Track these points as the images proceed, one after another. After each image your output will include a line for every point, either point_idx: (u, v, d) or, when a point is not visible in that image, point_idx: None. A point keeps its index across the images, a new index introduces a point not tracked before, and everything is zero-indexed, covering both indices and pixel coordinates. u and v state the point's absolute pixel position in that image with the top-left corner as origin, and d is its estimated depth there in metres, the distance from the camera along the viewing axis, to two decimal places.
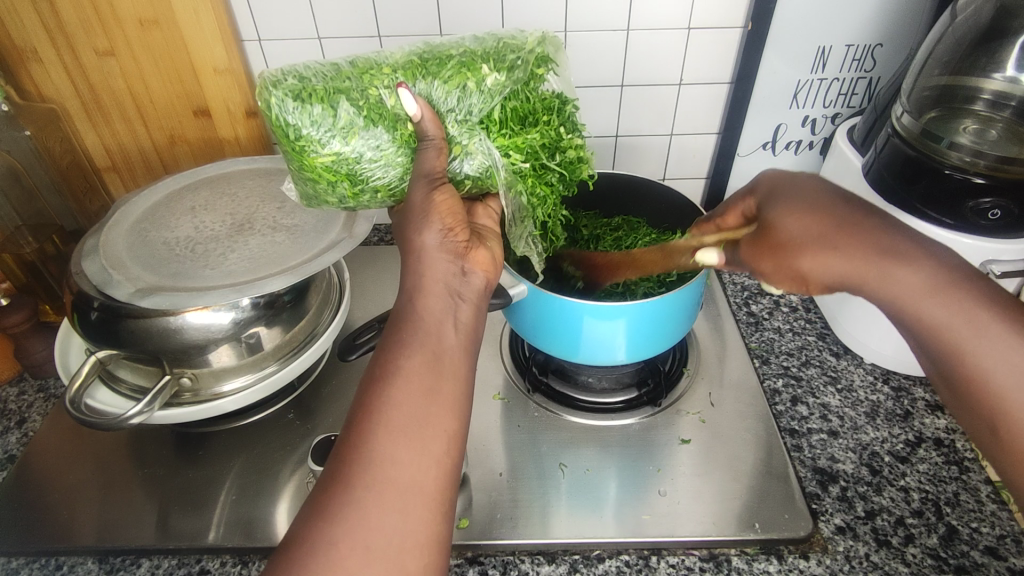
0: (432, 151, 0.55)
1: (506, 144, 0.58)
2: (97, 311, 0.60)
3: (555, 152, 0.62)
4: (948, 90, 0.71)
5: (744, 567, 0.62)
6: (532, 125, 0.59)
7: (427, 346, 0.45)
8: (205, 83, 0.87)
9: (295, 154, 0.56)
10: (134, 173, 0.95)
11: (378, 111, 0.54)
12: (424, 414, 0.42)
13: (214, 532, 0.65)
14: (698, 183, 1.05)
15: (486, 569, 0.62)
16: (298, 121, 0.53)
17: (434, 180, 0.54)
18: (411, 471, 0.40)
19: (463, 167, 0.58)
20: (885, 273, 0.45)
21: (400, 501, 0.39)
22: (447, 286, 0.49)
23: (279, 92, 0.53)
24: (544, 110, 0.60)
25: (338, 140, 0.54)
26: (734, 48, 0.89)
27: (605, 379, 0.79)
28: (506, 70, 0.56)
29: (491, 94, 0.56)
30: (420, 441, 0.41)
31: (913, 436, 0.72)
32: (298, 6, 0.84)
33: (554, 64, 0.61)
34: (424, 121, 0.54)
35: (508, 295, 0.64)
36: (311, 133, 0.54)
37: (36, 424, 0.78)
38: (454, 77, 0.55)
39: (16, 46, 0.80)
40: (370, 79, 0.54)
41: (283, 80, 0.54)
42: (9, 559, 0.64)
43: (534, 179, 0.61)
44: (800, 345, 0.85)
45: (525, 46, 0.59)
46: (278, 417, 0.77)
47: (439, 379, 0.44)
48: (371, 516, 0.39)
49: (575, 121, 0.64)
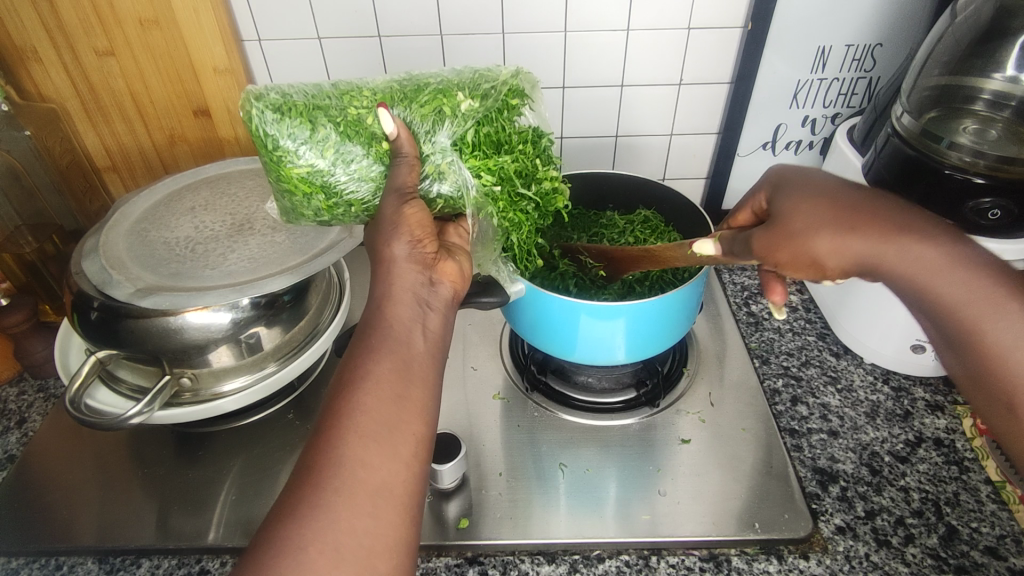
0: (404, 168, 0.53)
1: (478, 166, 0.57)
2: (97, 310, 0.60)
3: (532, 181, 0.61)
4: (948, 90, 0.71)
5: (744, 567, 0.61)
6: (506, 151, 0.59)
7: (397, 352, 0.45)
8: (205, 82, 0.87)
9: (273, 165, 0.56)
10: (134, 173, 0.95)
11: (355, 127, 0.54)
12: (393, 418, 0.42)
13: (214, 532, 0.65)
14: (699, 183, 1.05)
15: (486, 569, 0.62)
16: (276, 132, 0.53)
17: (405, 194, 0.53)
18: (380, 475, 0.40)
19: (436, 187, 0.58)
20: (901, 251, 0.43)
21: (370, 504, 0.39)
22: (416, 294, 0.48)
23: (260, 104, 0.54)
24: (520, 140, 0.60)
25: (313, 154, 0.54)
26: (734, 48, 0.89)
27: (605, 379, 0.79)
28: (479, 98, 0.57)
29: (465, 118, 0.56)
30: (389, 445, 0.41)
31: (913, 436, 0.72)
32: (298, 5, 0.84)
33: (529, 98, 0.62)
34: (400, 139, 0.54)
35: (503, 292, 0.65)
36: (288, 145, 0.54)
37: (36, 424, 0.78)
38: (430, 101, 0.56)
39: (16, 46, 0.80)
40: (350, 99, 0.55)
41: (265, 94, 0.55)
42: (9, 559, 0.64)
43: (507, 204, 0.60)
44: (800, 345, 0.85)
45: (500, 77, 0.60)
46: (278, 417, 0.77)
47: (407, 385, 0.44)
48: (340, 519, 0.38)
49: (552, 153, 0.64)
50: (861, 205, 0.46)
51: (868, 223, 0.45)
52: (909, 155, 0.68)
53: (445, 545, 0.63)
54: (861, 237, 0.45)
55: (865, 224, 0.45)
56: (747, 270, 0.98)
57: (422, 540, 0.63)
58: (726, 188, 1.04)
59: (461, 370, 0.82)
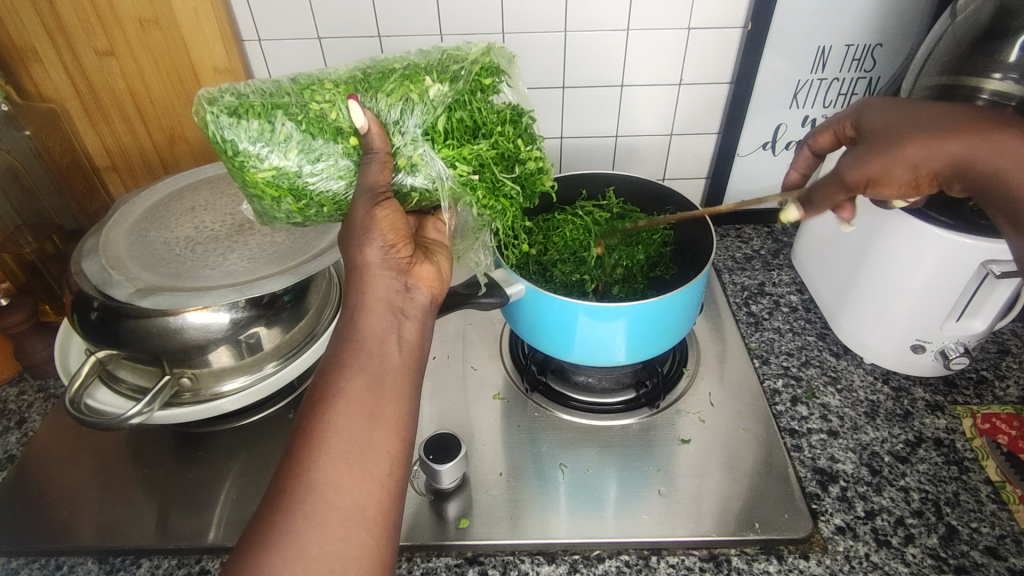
0: (376, 165, 0.52)
1: (452, 155, 0.56)
2: (97, 310, 0.60)
3: (514, 164, 0.59)
4: (949, 89, 0.71)
5: (744, 567, 0.62)
6: (482, 136, 0.57)
7: (368, 368, 0.45)
8: (205, 82, 0.87)
9: (236, 170, 0.55)
10: (134, 173, 0.95)
11: (318, 123, 0.53)
12: (365, 439, 0.42)
13: (214, 532, 0.65)
14: (698, 183, 1.06)
15: (486, 569, 0.62)
16: (234, 136, 0.52)
17: (377, 195, 0.52)
18: (352, 497, 0.40)
19: (409, 180, 0.57)
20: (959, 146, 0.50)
21: (341, 528, 0.39)
22: (390, 303, 0.49)
23: (214, 108, 0.52)
24: (497, 122, 0.58)
25: (277, 155, 0.53)
26: (734, 48, 0.89)
27: (605, 379, 0.79)
28: (449, 81, 0.55)
29: (435, 105, 0.54)
30: (361, 465, 0.41)
31: (913, 436, 0.72)
32: (298, 5, 0.84)
33: (505, 76, 0.61)
34: (371, 133, 0.52)
35: (503, 293, 0.66)
36: (250, 149, 0.53)
37: (35, 424, 0.78)
38: (397, 89, 0.54)
39: (15, 46, 0.80)
40: (310, 95, 0.53)
41: (219, 98, 0.54)
42: (9, 559, 0.64)
43: (486, 190, 0.58)
44: (799, 345, 0.85)
45: (469, 57, 0.58)
46: (278, 417, 0.77)
47: (380, 401, 0.44)
48: (309, 545, 0.38)
49: (533, 133, 0.62)
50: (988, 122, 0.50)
51: (969, 128, 0.50)
52: None
53: (444, 544, 0.63)
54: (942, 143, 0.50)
55: (967, 128, 0.50)
56: (747, 270, 0.98)
57: (422, 540, 0.63)
58: (726, 188, 1.04)
59: (461, 370, 0.82)
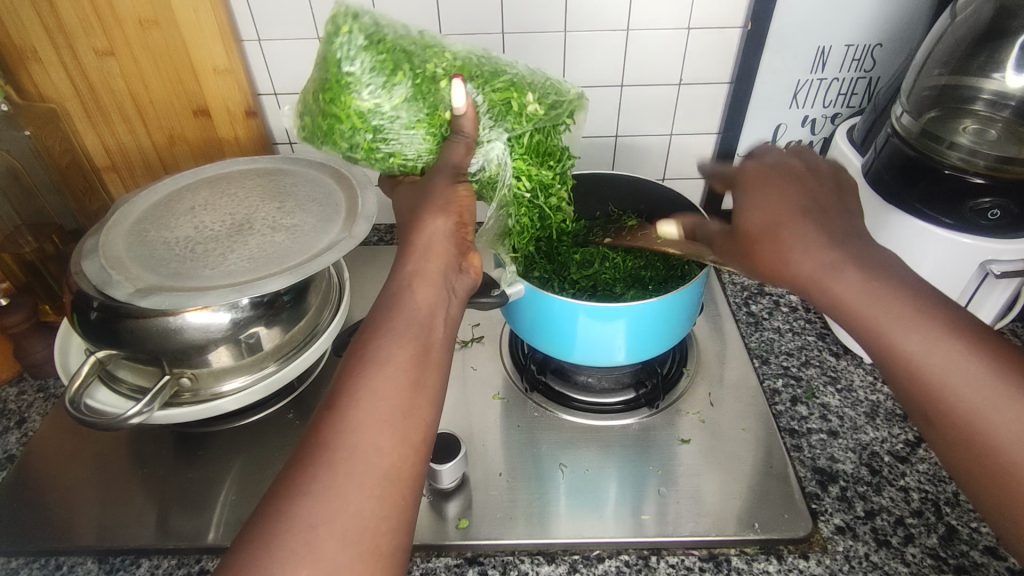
0: (462, 146, 0.55)
1: (522, 169, 0.60)
2: (97, 310, 0.60)
3: (545, 191, 0.64)
4: (949, 90, 0.71)
5: (744, 567, 0.61)
6: (545, 164, 0.62)
7: (417, 334, 0.44)
8: (205, 82, 0.87)
9: (333, 88, 0.54)
10: (134, 173, 0.94)
11: (429, 87, 0.55)
12: (406, 403, 0.41)
13: (214, 532, 0.65)
14: (699, 183, 1.06)
15: (486, 569, 0.62)
16: (353, 61, 0.53)
17: (459, 174, 0.54)
18: (390, 457, 0.40)
19: (479, 167, 0.58)
20: (830, 289, 0.43)
21: (378, 485, 0.39)
22: (445, 277, 0.48)
23: (351, 32, 0.54)
24: (552, 156, 0.62)
25: (383, 93, 0.54)
26: (734, 48, 0.89)
27: (605, 379, 0.79)
28: (545, 107, 0.59)
29: (527, 121, 0.58)
30: (401, 428, 0.41)
31: (913, 436, 0.72)
32: (298, 6, 0.84)
33: (575, 121, 0.65)
34: (467, 117, 0.54)
35: (503, 294, 0.66)
36: (360, 79, 0.53)
37: (35, 424, 0.78)
38: (502, 91, 0.57)
39: (15, 46, 0.80)
40: (432, 61, 0.56)
41: (359, 21, 0.55)
42: (9, 559, 0.64)
43: (522, 210, 0.64)
44: (800, 345, 0.85)
45: (564, 94, 0.62)
46: (278, 417, 0.77)
47: (423, 371, 0.43)
48: (349, 500, 0.38)
49: (570, 171, 0.67)
50: (903, 288, 0.42)
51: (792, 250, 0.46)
52: (909, 154, 0.68)
53: (444, 544, 0.63)
54: (785, 267, 0.46)
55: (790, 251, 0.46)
56: None
57: (422, 540, 0.63)
58: None
59: (461, 370, 0.82)
